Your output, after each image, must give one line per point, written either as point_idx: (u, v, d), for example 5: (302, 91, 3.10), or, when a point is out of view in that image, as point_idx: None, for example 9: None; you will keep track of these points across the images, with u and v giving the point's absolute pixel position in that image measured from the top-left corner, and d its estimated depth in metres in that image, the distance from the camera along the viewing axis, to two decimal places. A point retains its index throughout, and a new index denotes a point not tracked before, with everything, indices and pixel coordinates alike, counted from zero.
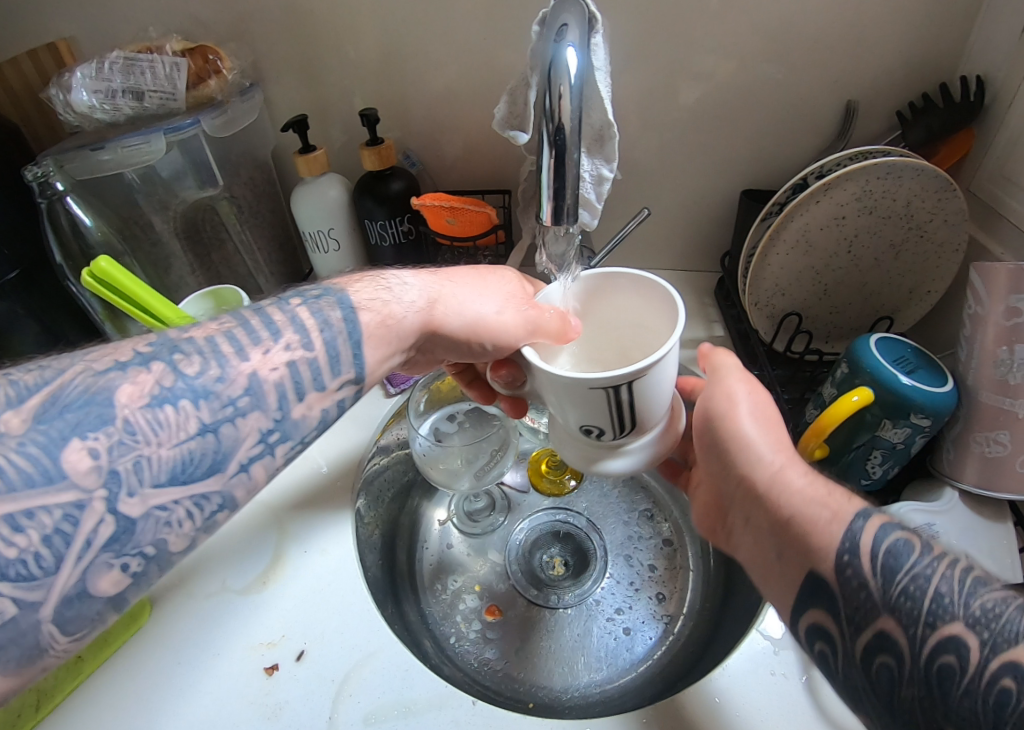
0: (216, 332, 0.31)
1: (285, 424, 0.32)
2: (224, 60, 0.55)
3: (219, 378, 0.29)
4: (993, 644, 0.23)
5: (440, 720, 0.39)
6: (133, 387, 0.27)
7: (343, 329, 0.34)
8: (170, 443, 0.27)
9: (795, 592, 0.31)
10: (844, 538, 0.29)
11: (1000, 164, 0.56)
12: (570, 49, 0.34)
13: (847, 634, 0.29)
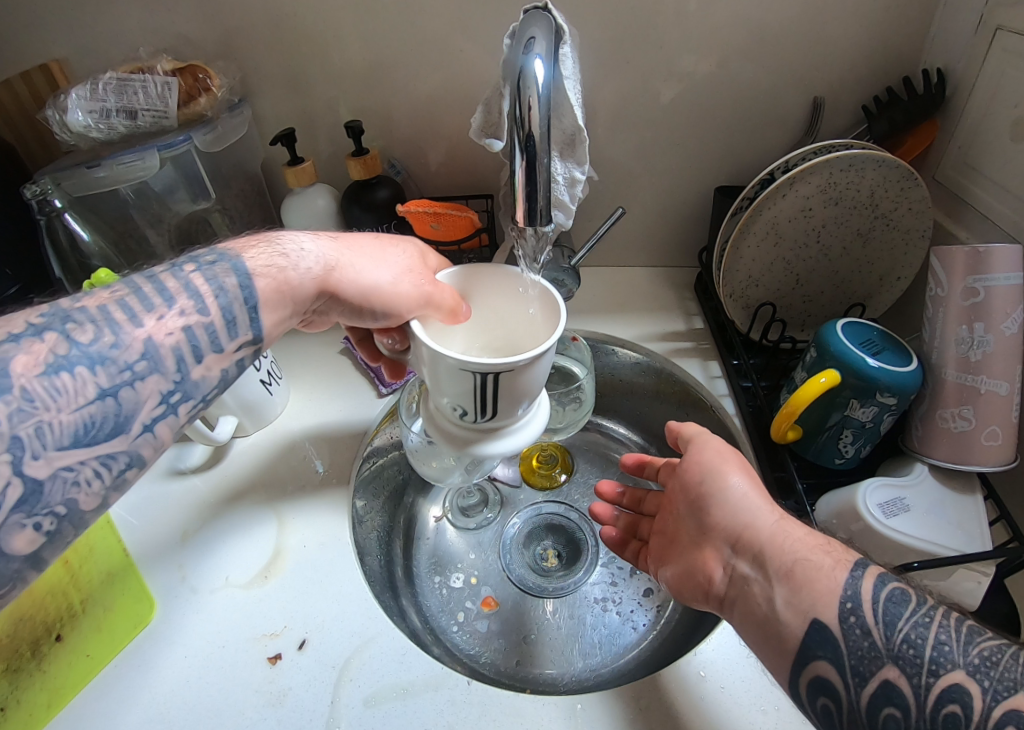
0: (107, 301, 0.30)
1: (186, 385, 0.32)
2: (214, 77, 0.57)
3: (114, 345, 0.29)
4: (994, 689, 0.26)
5: (437, 699, 0.41)
6: (27, 357, 0.26)
7: (241, 295, 0.34)
8: (70, 408, 0.26)
9: (800, 635, 0.32)
10: (849, 587, 0.32)
11: (961, 153, 0.58)
12: (537, 60, 0.37)
13: (851, 685, 0.30)
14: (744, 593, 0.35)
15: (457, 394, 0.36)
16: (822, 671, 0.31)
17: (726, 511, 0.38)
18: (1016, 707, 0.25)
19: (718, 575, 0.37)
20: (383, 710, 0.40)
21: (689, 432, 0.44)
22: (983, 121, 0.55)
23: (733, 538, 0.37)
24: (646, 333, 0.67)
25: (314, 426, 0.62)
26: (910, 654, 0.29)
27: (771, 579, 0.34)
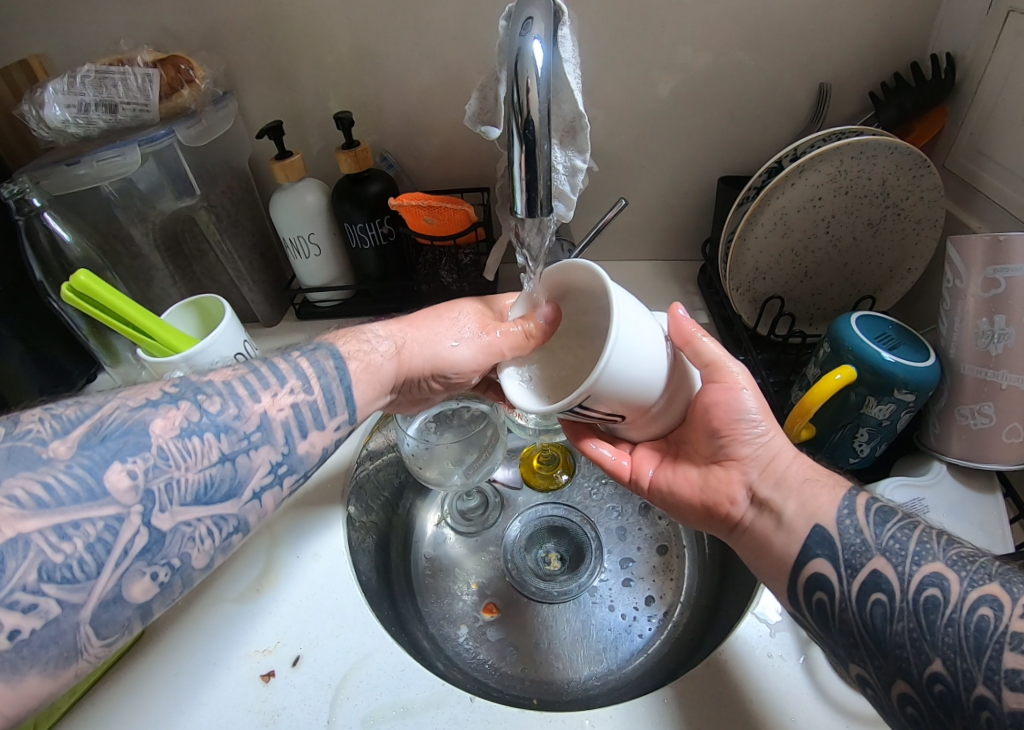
0: (231, 377, 0.37)
1: (291, 457, 0.37)
2: (197, 69, 0.55)
3: (237, 416, 0.35)
4: (972, 577, 0.28)
5: (437, 719, 0.39)
6: (165, 421, 0.32)
7: (336, 376, 0.41)
8: (195, 468, 0.32)
9: (804, 541, 0.35)
10: (846, 499, 0.35)
11: (972, 139, 0.56)
12: (535, 42, 0.35)
13: (844, 577, 0.32)
14: (761, 509, 0.37)
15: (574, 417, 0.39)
16: (821, 568, 0.34)
17: (752, 441, 0.39)
18: (990, 591, 0.27)
19: (740, 496, 0.39)
20: None
21: (707, 353, 0.40)
22: (995, 107, 0.53)
23: (759, 466, 0.38)
24: None
25: None
26: (896, 547, 0.31)
27: (785, 493, 0.37)
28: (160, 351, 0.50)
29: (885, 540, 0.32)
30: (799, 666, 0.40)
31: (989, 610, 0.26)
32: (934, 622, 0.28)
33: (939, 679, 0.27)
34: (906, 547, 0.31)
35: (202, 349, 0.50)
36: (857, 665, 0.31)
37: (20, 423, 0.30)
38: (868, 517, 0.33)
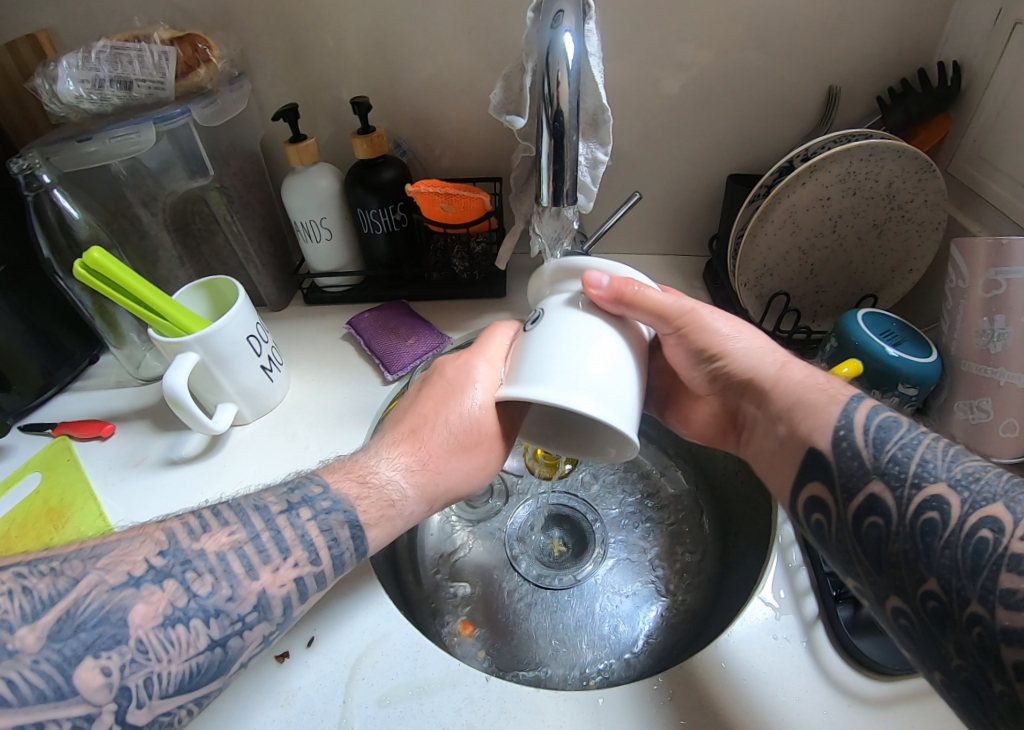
0: (227, 547, 0.33)
1: (286, 625, 0.34)
2: (213, 48, 0.55)
3: (231, 597, 0.31)
4: (975, 501, 0.29)
5: (455, 697, 0.39)
6: (147, 606, 0.28)
7: (351, 545, 0.37)
8: (179, 659, 0.28)
9: (797, 473, 0.38)
10: (843, 417, 0.36)
11: (975, 146, 0.58)
12: (566, 34, 0.35)
13: (841, 502, 0.34)
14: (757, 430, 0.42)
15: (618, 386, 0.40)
16: (818, 489, 0.36)
17: (733, 365, 0.43)
18: (993, 514, 0.28)
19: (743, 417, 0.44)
20: (398, 710, 0.39)
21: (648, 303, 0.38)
22: (999, 115, 0.55)
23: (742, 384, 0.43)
24: None
25: (315, 413, 0.58)
26: (896, 469, 0.32)
27: (777, 417, 0.40)
28: (172, 332, 0.50)
29: (885, 462, 0.33)
30: (803, 648, 0.41)
31: (989, 534, 0.27)
32: (931, 545, 0.29)
33: (934, 597, 0.28)
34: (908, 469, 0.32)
35: (216, 330, 0.50)
36: (856, 580, 0.34)
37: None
38: (871, 439, 0.34)
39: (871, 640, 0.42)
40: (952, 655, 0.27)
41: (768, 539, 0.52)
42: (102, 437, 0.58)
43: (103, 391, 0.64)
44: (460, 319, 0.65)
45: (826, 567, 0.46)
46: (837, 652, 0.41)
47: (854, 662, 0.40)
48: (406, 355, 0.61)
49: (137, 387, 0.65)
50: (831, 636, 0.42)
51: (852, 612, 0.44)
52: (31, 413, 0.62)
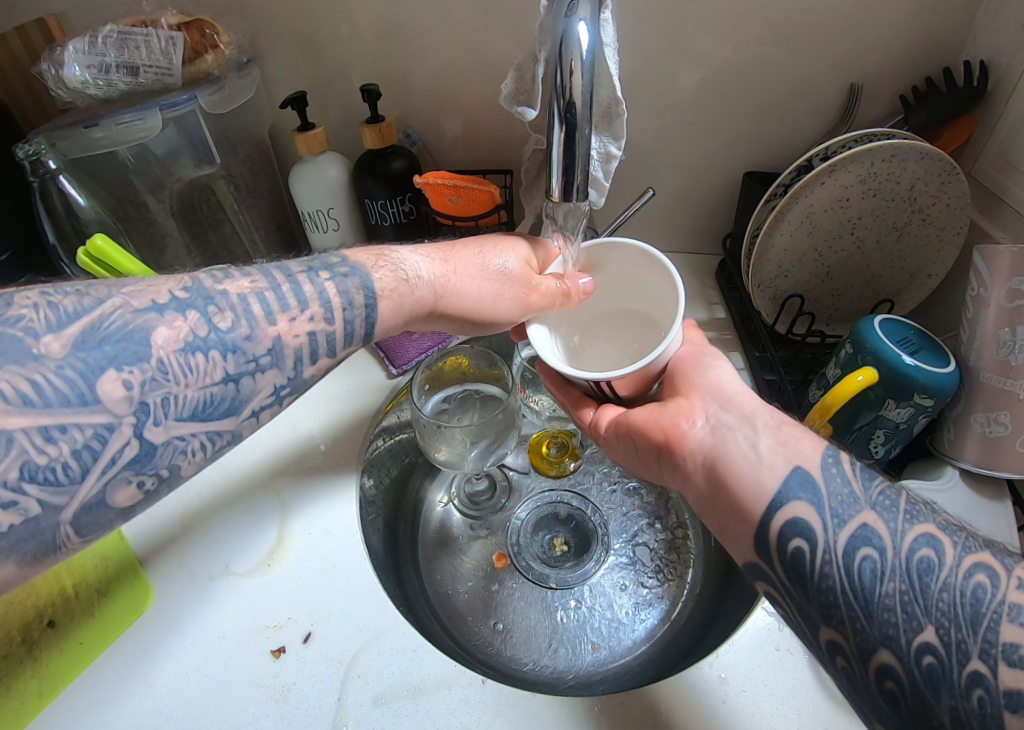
0: (249, 291, 0.33)
1: (297, 382, 0.35)
2: (221, 34, 0.54)
3: (248, 337, 0.31)
4: (966, 545, 0.27)
5: (449, 699, 0.39)
6: (169, 331, 0.29)
7: (363, 312, 0.37)
8: (195, 386, 0.29)
9: (779, 480, 0.32)
10: (832, 447, 0.33)
11: (1001, 148, 0.56)
12: (581, 23, 0.34)
13: (829, 526, 0.29)
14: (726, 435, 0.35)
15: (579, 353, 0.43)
16: (801, 510, 0.30)
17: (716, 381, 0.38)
18: (983, 560, 0.26)
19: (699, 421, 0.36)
20: (392, 709, 0.38)
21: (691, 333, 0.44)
22: None
23: (717, 396, 0.37)
24: None
25: (318, 404, 0.59)
26: (885, 502, 0.30)
27: (757, 429, 0.34)
28: None
29: (877, 497, 0.30)
30: (806, 659, 0.41)
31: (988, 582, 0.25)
32: (928, 588, 0.26)
33: (931, 652, 0.24)
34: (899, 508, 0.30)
35: None
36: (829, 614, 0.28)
37: (11, 305, 0.26)
38: (857, 472, 0.32)
39: None
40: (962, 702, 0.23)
41: None
42: None
43: None
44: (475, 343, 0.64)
45: None
46: None
47: None
48: (411, 349, 0.62)
49: None
50: None
51: None
52: None
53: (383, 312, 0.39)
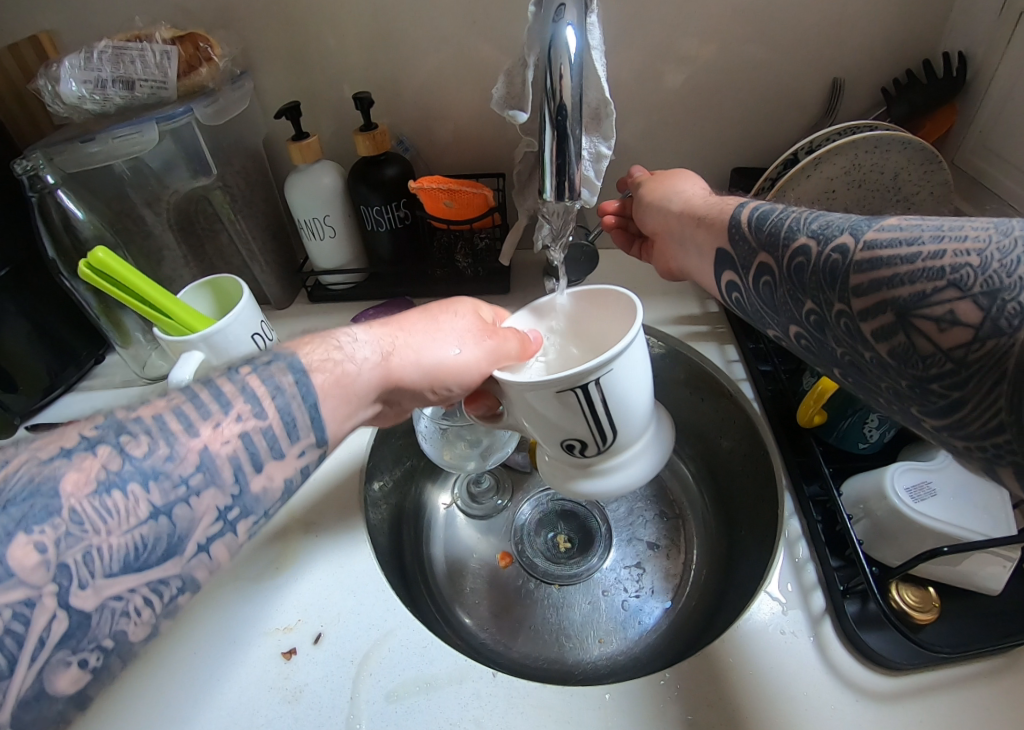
0: (163, 410, 0.29)
1: (244, 498, 0.30)
2: (215, 46, 0.55)
3: (170, 457, 0.27)
4: (828, 238, 0.31)
5: (461, 693, 0.40)
6: (79, 473, 0.25)
7: (297, 393, 0.33)
8: (121, 531, 0.25)
9: (715, 263, 0.42)
10: (733, 221, 0.40)
11: (981, 137, 0.58)
12: (569, 28, 0.36)
13: (746, 278, 0.39)
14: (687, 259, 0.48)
15: (569, 427, 0.36)
16: (731, 275, 0.41)
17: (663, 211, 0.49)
18: (842, 241, 0.30)
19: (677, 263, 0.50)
20: (405, 705, 0.39)
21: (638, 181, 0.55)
22: (1005, 105, 0.54)
23: (671, 218, 0.48)
24: (661, 316, 0.65)
25: None
26: (775, 235, 0.35)
27: (694, 229, 0.45)
28: (177, 331, 0.50)
29: (766, 234, 0.36)
30: (810, 643, 0.41)
31: (845, 242, 0.29)
32: (802, 276, 0.32)
33: (812, 312, 0.32)
34: (786, 231, 0.35)
35: (221, 329, 0.49)
36: (795, 326, 0.34)
37: None
38: (753, 224, 0.38)
39: (881, 635, 0.41)
40: (868, 350, 0.28)
41: (768, 535, 0.52)
42: None
43: (108, 391, 0.62)
44: None
45: (834, 561, 0.46)
46: (845, 646, 0.41)
47: (864, 658, 0.40)
48: None
49: (142, 386, 0.62)
50: (840, 630, 0.42)
51: (859, 606, 0.43)
52: (39, 413, 0.60)
53: (322, 387, 0.34)
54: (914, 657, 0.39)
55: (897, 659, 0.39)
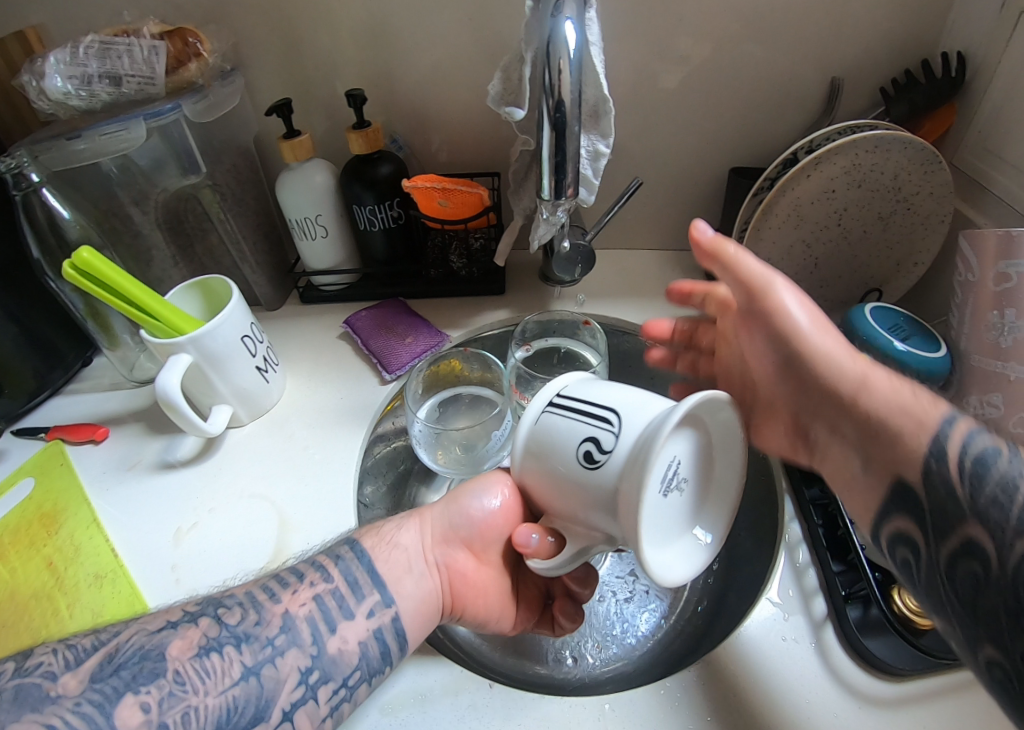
0: (252, 587, 0.35)
1: (323, 661, 0.32)
2: (204, 42, 0.54)
3: (259, 622, 0.32)
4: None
5: (457, 705, 0.38)
6: (183, 641, 0.30)
7: (356, 559, 0.38)
8: (215, 692, 0.28)
9: (885, 500, 0.34)
10: (933, 446, 0.31)
11: (982, 137, 0.57)
12: (568, 23, 0.35)
13: (931, 541, 0.31)
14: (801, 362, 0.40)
15: (563, 443, 0.32)
16: (906, 526, 0.33)
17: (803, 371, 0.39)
18: None
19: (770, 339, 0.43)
20: (401, 717, 0.38)
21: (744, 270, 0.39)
22: (1006, 106, 0.54)
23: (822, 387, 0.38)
24: (658, 318, 0.64)
25: (313, 410, 0.57)
26: (991, 497, 0.28)
27: (863, 441, 0.36)
28: (164, 332, 0.48)
29: (984, 498, 0.28)
30: (812, 649, 0.41)
31: None
32: (978, 496, 0.28)
33: (973, 570, 0.28)
34: (1002, 492, 0.28)
35: (210, 329, 0.48)
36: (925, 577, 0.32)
37: (29, 656, 0.27)
38: (965, 468, 0.29)
39: (883, 641, 0.40)
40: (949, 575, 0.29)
41: (770, 542, 0.51)
42: (96, 441, 0.55)
43: (95, 394, 0.61)
44: (459, 318, 0.64)
45: (835, 566, 0.45)
46: (847, 652, 0.40)
47: (868, 665, 0.39)
48: (405, 354, 0.59)
49: (132, 389, 0.61)
50: (842, 636, 0.41)
51: (861, 611, 0.42)
52: (25, 417, 0.59)
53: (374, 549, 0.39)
54: (917, 660, 0.39)
55: (897, 662, 0.39)
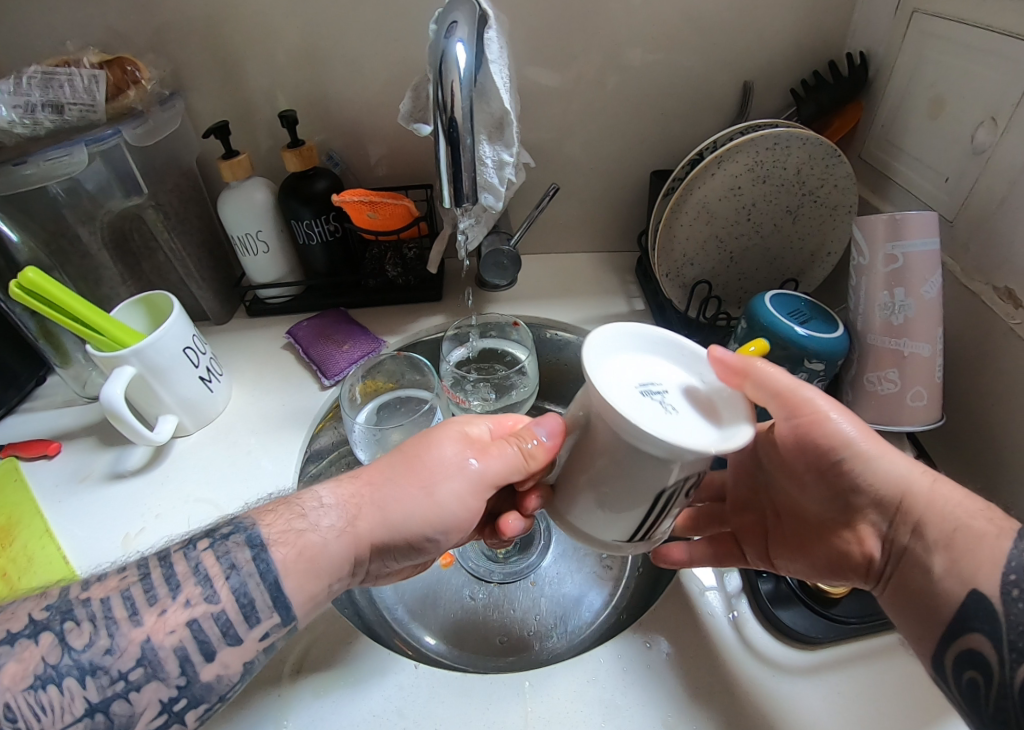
0: (114, 592, 0.33)
1: (190, 688, 0.32)
2: (142, 70, 0.57)
3: (108, 651, 0.30)
4: None
5: (386, 686, 0.40)
6: (18, 666, 0.29)
7: (254, 570, 0.34)
8: (55, 726, 0.29)
9: (953, 611, 0.32)
10: (1015, 557, 0.31)
11: (883, 132, 0.61)
12: (458, 43, 0.38)
13: (1007, 661, 0.30)
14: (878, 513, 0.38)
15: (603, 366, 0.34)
16: (976, 642, 0.31)
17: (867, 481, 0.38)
18: None
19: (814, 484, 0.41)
20: (331, 700, 0.40)
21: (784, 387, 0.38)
22: (902, 102, 0.57)
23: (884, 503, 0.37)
24: (587, 316, 0.67)
25: (257, 417, 0.59)
26: None
27: (930, 547, 0.35)
28: (109, 347, 0.50)
29: None
30: (727, 620, 0.43)
31: None
32: None
33: None
34: None
35: (152, 341, 0.50)
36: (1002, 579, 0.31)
37: None
38: None
39: (794, 611, 0.42)
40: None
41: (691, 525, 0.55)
42: (49, 455, 0.57)
43: (48, 412, 0.63)
44: (397, 324, 0.67)
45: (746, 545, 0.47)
46: (761, 623, 0.43)
47: (779, 633, 0.42)
48: (342, 360, 0.62)
49: (84, 405, 0.63)
50: (757, 609, 0.44)
51: (774, 585, 0.45)
52: None
53: (283, 562, 0.35)
54: (829, 630, 0.41)
55: (810, 632, 0.41)
